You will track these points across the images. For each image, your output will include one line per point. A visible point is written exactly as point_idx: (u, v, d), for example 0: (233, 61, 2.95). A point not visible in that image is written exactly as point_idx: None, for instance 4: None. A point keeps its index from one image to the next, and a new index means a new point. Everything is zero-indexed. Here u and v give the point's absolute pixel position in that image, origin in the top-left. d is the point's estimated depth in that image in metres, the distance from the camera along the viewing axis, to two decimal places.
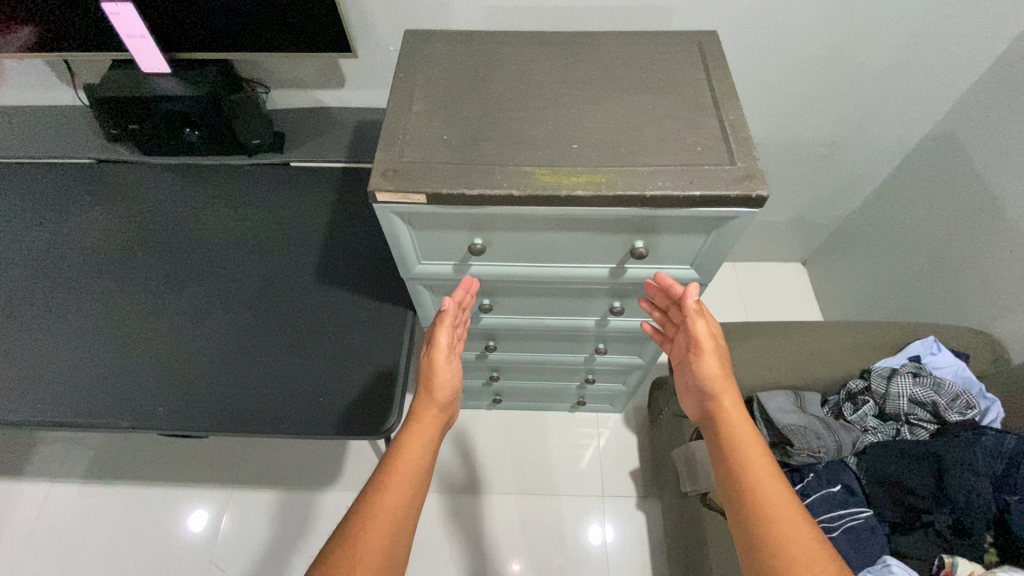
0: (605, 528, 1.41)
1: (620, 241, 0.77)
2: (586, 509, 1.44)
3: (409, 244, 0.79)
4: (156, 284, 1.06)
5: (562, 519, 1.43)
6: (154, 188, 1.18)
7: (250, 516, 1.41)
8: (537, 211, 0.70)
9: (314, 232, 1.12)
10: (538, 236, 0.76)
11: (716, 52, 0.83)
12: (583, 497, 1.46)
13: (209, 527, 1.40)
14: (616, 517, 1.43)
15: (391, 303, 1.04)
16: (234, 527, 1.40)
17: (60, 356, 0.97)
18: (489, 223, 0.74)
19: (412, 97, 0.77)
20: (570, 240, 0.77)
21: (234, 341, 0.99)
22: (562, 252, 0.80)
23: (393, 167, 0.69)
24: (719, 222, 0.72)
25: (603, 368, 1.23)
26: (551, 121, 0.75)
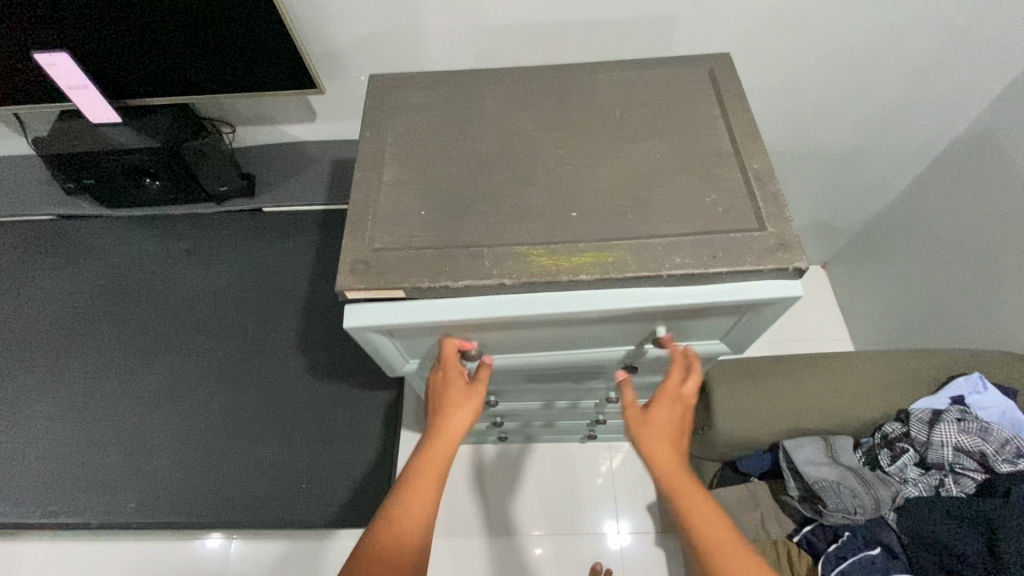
0: (620, 523, 1.39)
1: (640, 327, 0.67)
2: (600, 526, 1.38)
3: (393, 350, 0.68)
4: (122, 357, 0.98)
5: (580, 530, 1.38)
6: (120, 245, 1.09)
7: (261, 553, 1.32)
8: (540, 309, 0.59)
9: (295, 287, 1.03)
10: (539, 330, 0.66)
11: (733, 82, 0.72)
12: (597, 496, 1.42)
13: (220, 552, 1.33)
14: (632, 514, 1.39)
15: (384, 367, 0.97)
16: (242, 558, 1.32)
17: (25, 449, 0.91)
18: (484, 326, 0.63)
19: (385, 160, 0.67)
20: (583, 331, 0.67)
21: (211, 421, 0.92)
22: (576, 341, 0.71)
23: (364, 256, 0.59)
24: (755, 308, 0.62)
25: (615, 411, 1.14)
26: (546, 181, 0.65)
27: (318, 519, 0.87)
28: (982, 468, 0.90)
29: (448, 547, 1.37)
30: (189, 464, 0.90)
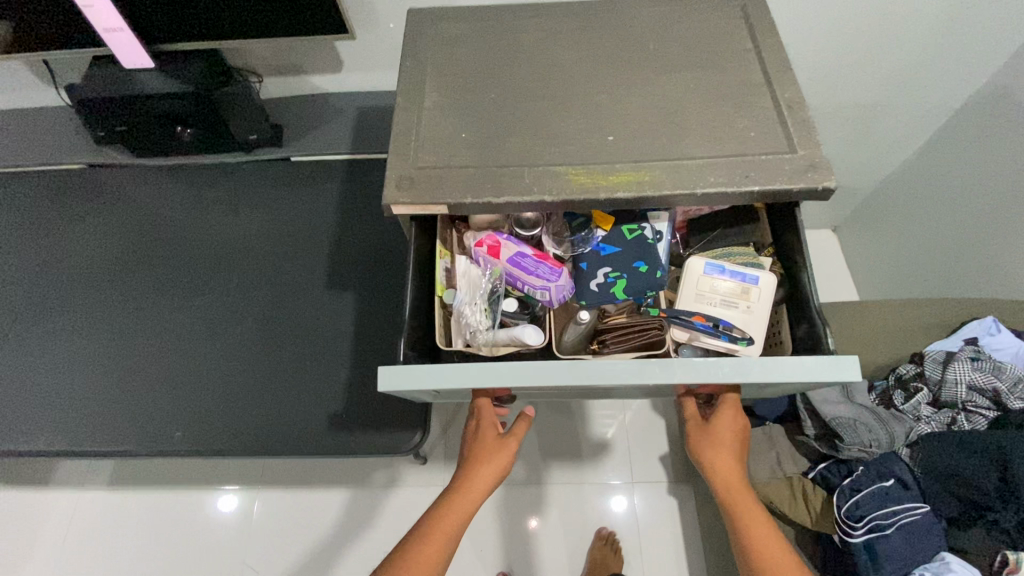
0: (631, 499, 1.40)
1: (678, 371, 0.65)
2: (613, 478, 1.42)
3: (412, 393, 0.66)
4: (158, 299, 1.01)
5: (590, 496, 1.41)
6: (150, 192, 1.11)
7: (288, 502, 1.36)
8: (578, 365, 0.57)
9: (324, 232, 1.05)
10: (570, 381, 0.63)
11: (764, 17, 0.73)
12: (609, 463, 1.43)
13: (248, 499, 1.37)
14: (643, 487, 1.41)
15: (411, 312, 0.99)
16: (269, 506, 1.36)
17: (67, 383, 0.94)
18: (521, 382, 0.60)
19: (425, 89, 0.69)
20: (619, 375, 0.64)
21: (246, 358, 0.95)
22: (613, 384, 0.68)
23: (409, 175, 0.62)
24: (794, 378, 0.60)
25: None
26: (581, 109, 0.67)
27: (351, 449, 0.90)
28: (994, 406, 0.92)
29: None
30: (225, 398, 0.92)
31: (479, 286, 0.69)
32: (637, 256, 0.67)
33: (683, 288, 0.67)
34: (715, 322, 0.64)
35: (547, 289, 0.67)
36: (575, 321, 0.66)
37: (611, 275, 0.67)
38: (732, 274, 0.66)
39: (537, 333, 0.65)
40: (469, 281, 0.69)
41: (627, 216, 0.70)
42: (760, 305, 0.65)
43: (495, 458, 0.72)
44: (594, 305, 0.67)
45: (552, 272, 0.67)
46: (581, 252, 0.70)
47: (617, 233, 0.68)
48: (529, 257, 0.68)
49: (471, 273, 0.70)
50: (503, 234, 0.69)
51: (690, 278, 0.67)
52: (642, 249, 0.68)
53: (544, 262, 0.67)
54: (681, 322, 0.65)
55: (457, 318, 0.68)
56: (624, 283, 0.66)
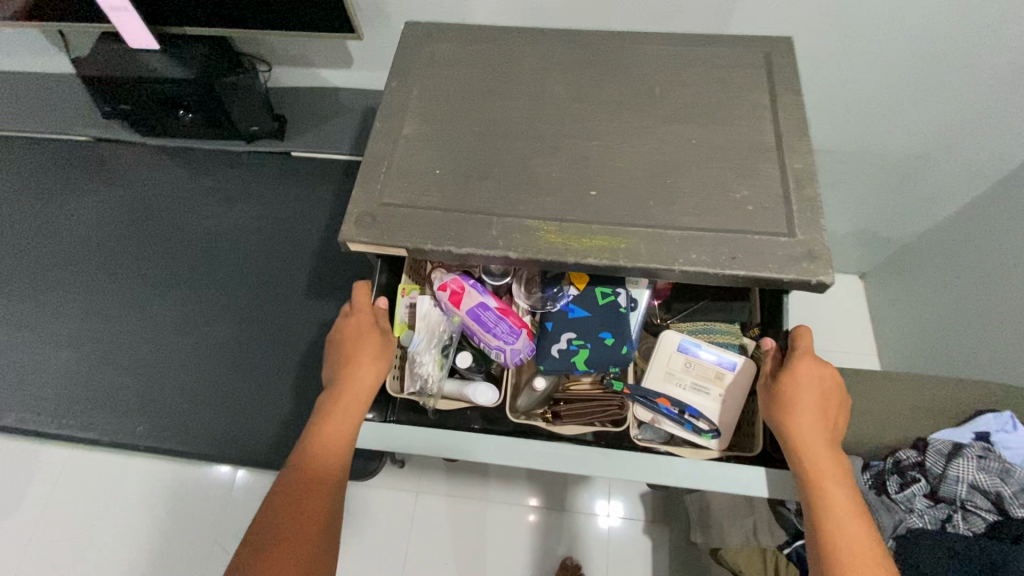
0: (612, 505, 1.37)
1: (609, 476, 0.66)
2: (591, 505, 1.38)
3: None
4: (143, 285, 1.00)
5: (563, 523, 1.37)
6: (151, 173, 1.10)
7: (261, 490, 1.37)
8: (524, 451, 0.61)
9: (313, 234, 1.02)
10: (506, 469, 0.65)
11: (788, 73, 0.65)
12: (588, 489, 1.39)
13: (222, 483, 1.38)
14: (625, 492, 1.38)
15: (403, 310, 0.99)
16: None
17: (46, 359, 0.95)
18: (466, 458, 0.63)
19: (407, 118, 0.64)
20: None
21: (219, 356, 0.95)
22: None
23: (372, 212, 0.58)
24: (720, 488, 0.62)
25: None
26: (568, 156, 0.61)
27: None
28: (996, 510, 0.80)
29: (437, 508, 1.39)
30: (193, 395, 0.92)
31: (438, 332, 0.70)
32: (604, 326, 0.69)
33: (655, 362, 0.70)
34: (681, 409, 0.67)
35: (502, 349, 0.68)
36: (531, 388, 0.70)
37: (575, 342, 0.69)
38: (705, 358, 0.69)
39: (490, 391, 0.68)
40: (428, 326, 0.70)
41: (603, 279, 0.71)
42: (729, 396, 0.68)
43: (372, 352, 0.64)
44: (552, 371, 0.69)
45: (512, 333, 0.68)
46: (548, 309, 0.71)
47: (590, 296, 0.70)
48: (492, 311, 0.68)
49: (431, 316, 0.70)
50: (470, 280, 0.69)
51: (663, 351, 0.71)
52: (611, 317, 0.69)
53: (505, 321, 0.68)
54: (646, 401, 0.68)
55: (410, 362, 0.69)
56: (587, 353, 0.68)
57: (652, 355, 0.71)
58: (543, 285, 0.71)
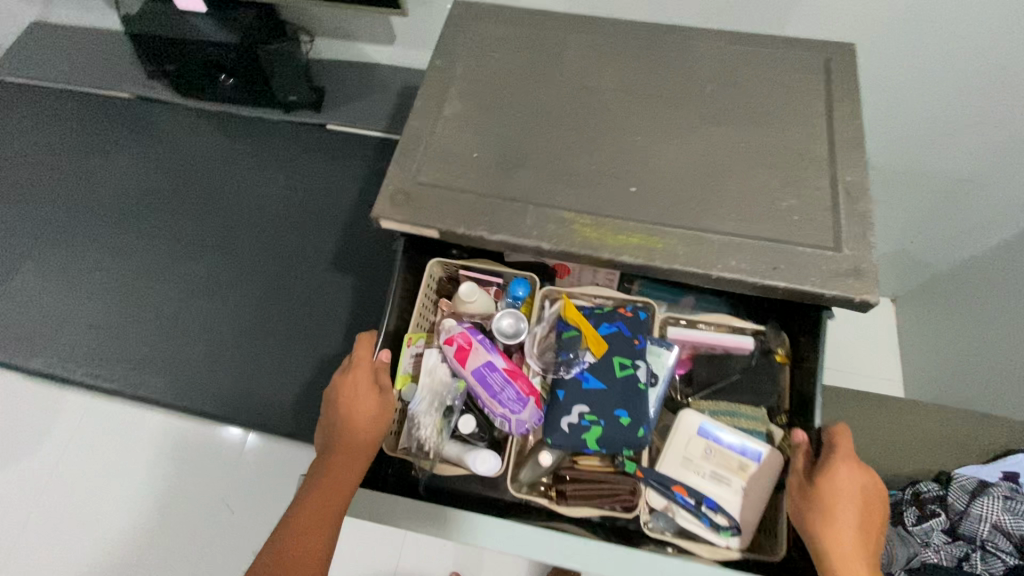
0: None
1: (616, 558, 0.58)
2: None
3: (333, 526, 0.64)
4: (173, 245, 1.02)
5: None
6: (188, 135, 1.11)
7: None
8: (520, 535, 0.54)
9: (342, 208, 1.02)
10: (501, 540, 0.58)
11: (847, 81, 0.63)
12: None
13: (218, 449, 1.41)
14: None
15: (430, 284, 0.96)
16: None
17: (77, 310, 0.97)
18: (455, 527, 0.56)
19: (449, 98, 0.63)
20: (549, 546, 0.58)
21: (242, 321, 0.95)
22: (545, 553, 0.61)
23: (405, 189, 0.57)
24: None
25: None
26: (610, 150, 0.60)
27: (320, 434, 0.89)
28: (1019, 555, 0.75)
29: None
30: (214, 357, 0.93)
31: (443, 395, 0.68)
32: (620, 403, 0.64)
33: (672, 445, 0.67)
34: (697, 499, 0.64)
35: (506, 419, 0.65)
36: (539, 460, 0.66)
37: (587, 417, 0.64)
38: (726, 443, 0.66)
39: (491, 461, 0.64)
40: (432, 384, 0.68)
41: (622, 350, 0.66)
42: (750, 488, 0.64)
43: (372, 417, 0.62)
44: (560, 446, 0.63)
45: (516, 401, 0.65)
46: (561, 376, 0.67)
47: (607, 367, 0.66)
48: (498, 372, 0.66)
49: (436, 373, 0.68)
50: (478, 336, 0.68)
51: (681, 433, 0.67)
52: (627, 393, 0.65)
53: (512, 387, 0.65)
54: (661, 486, 0.65)
55: (410, 422, 0.68)
56: (599, 432, 0.63)
57: (669, 436, 0.67)
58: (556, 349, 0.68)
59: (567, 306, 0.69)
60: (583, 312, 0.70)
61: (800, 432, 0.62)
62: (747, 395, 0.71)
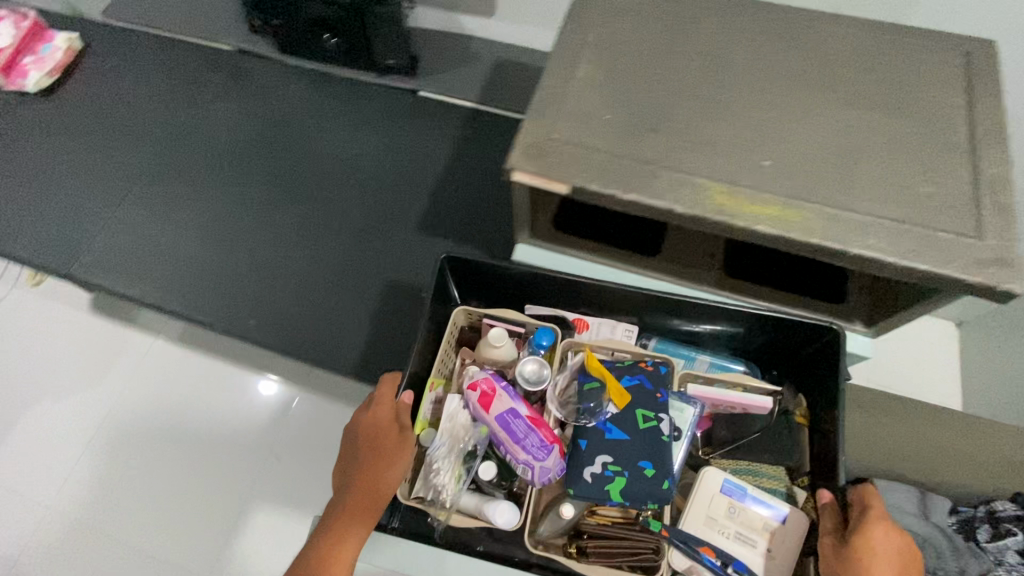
0: None
1: None
2: None
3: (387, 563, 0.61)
4: (266, 193, 1.04)
5: None
6: (283, 89, 1.13)
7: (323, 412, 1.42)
8: None
9: (431, 171, 1.04)
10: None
11: (987, 71, 0.62)
12: None
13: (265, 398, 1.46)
14: None
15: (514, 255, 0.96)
16: None
17: (171, 245, 1.00)
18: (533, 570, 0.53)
19: (582, 60, 0.64)
20: None
21: (328, 272, 0.98)
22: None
23: (540, 143, 0.59)
24: None
25: None
26: (743, 122, 0.60)
27: None
28: None
29: None
30: (300, 303, 0.96)
31: (461, 439, 0.67)
32: (644, 455, 0.63)
33: (695, 504, 0.66)
34: (723, 559, 0.63)
35: (528, 466, 0.63)
36: (558, 513, 0.64)
37: (610, 467, 0.63)
38: (750, 501, 0.66)
39: (509, 513, 0.63)
40: (452, 429, 0.67)
41: (646, 404, 0.66)
42: (778, 547, 0.64)
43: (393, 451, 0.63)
44: (582, 496, 0.62)
45: (541, 448, 0.63)
46: (583, 424, 0.66)
47: (632, 420, 0.65)
48: (522, 420, 0.65)
49: (456, 418, 0.68)
50: (502, 384, 0.67)
51: (704, 494, 0.66)
52: (651, 448, 0.64)
53: (535, 434, 0.64)
54: (687, 548, 0.63)
55: (428, 465, 0.65)
56: (623, 483, 0.62)
57: (691, 496, 0.66)
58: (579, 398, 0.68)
59: (590, 359, 0.70)
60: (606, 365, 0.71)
61: (826, 492, 0.63)
62: (770, 455, 0.71)
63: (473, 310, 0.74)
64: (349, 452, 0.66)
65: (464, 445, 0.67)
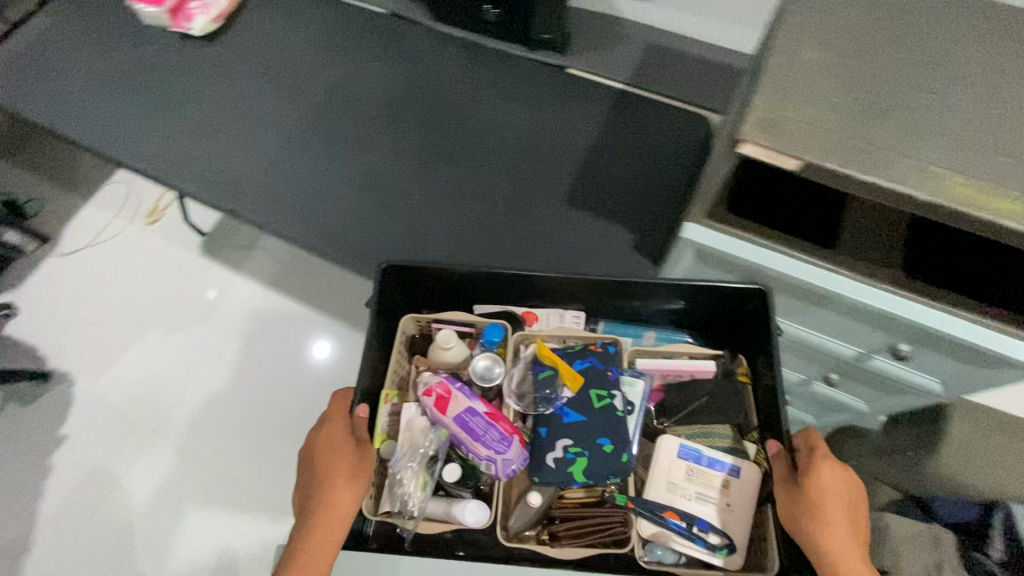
0: None
1: None
2: None
3: None
4: (415, 150, 1.07)
5: None
6: (437, 55, 1.16)
7: None
8: None
9: (580, 145, 1.05)
10: None
11: None
12: None
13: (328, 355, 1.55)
14: None
15: (663, 236, 0.96)
16: None
17: (323, 191, 1.04)
18: None
19: (807, 41, 0.65)
20: None
21: (474, 232, 1.00)
22: None
23: (771, 119, 0.60)
24: None
25: (870, 374, 0.93)
26: (977, 116, 0.60)
27: None
28: None
29: None
30: (447, 258, 0.98)
31: (420, 448, 0.80)
32: (601, 433, 0.77)
33: (656, 474, 0.78)
34: (690, 522, 0.74)
35: (494, 461, 0.76)
36: (526, 504, 0.78)
37: (571, 450, 0.77)
38: (705, 464, 0.77)
39: (478, 511, 0.76)
40: (411, 437, 0.80)
41: (599, 384, 0.81)
42: (738, 500, 0.75)
43: (356, 470, 0.73)
44: (549, 481, 0.76)
45: (501, 441, 0.77)
46: (542, 411, 0.81)
47: (586, 401, 0.79)
48: (480, 416, 0.78)
49: (414, 425, 0.81)
50: (456, 386, 0.81)
51: (663, 465, 0.78)
52: (606, 423, 0.78)
53: (494, 429, 0.77)
54: (654, 516, 0.75)
55: (394, 477, 0.78)
56: (584, 462, 0.76)
57: (652, 468, 0.79)
58: (535, 389, 0.82)
59: (540, 350, 0.84)
60: (556, 352, 0.85)
61: (777, 439, 0.74)
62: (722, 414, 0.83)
63: (422, 318, 0.89)
64: (308, 474, 0.75)
65: (425, 450, 0.80)
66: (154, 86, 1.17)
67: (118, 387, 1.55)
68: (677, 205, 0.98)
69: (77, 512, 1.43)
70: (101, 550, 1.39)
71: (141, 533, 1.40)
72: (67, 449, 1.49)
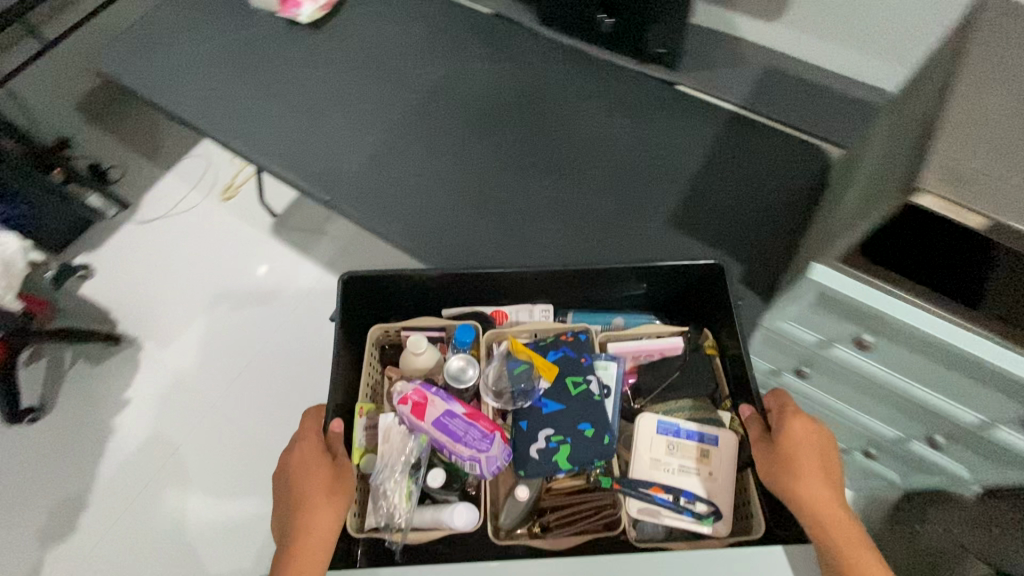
0: None
1: None
2: None
3: None
4: (514, 155, 1.05)
5: None
6: (542, 59, 1.13)
7: None
8: None
9: (688, 166, 1.01)
10: None
11: None
12: None
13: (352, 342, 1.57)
14: None
15: (773, 271, 0.92)
16: None
17: (419, 190, 1.02)
18: None
19: (989, 86, 0.60)
20: None
21: (570, 246, 0.96)
22: None
23: (952, 169, 0.55)
24: None
25: (990, 445, 0.86)
26: None
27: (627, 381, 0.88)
28: None
29: None
30: (540, 271, 0.94)
31: (405, 453, 0.77)
32: (581, 419, 0.78)
33: (637, 453, 0.78)
34: (675, 496, 0.74)
35: (476, 460, 0.73)
36: (515, 498, 0.74)
37: (552, 438, 0.76)
38: (683, 436, 0.78)
39: (467, 512, 0.73)
40: (390, 449, 0.77)
41: (574, 371, 0.81)
42: (716, 467, 0.76)
43: (333, 485, 0.69)
44: (536, 473, 0.74)
45: (482, 439, 0.74)
46: (520, 405, 0.79)
47: (563, 388, 0.80)
48: (459, 418, 0.76)
49: (391, 435, 0.78)
50: (432, 391, 0.78)
51: (644, 439, 0.78)
52: (585, 408, 0.78)
53: (474, 428, 0.75)
54: (640, 493, 0.74)
55: (378, 490, 0.75)
56: (568, 449, 0.75)
57: (634, 446, 0.78)
58: (511, 385, 0.81)
59: (514, 345, 0.82)
60: (529, 347, 0.85)
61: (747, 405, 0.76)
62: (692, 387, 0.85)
63: (389, 328, 0.90)
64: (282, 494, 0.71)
65: (408, 459, 0.76)
66: (256, 67, 1.17)
67: (182, 357, 1.58)
68: (791, 239, 0.94)
69: (133, 475, 1.45)
70: (149, 517, 1.40)
71: (192, 502, 1.41)
72: (127, 413, 1.52)
